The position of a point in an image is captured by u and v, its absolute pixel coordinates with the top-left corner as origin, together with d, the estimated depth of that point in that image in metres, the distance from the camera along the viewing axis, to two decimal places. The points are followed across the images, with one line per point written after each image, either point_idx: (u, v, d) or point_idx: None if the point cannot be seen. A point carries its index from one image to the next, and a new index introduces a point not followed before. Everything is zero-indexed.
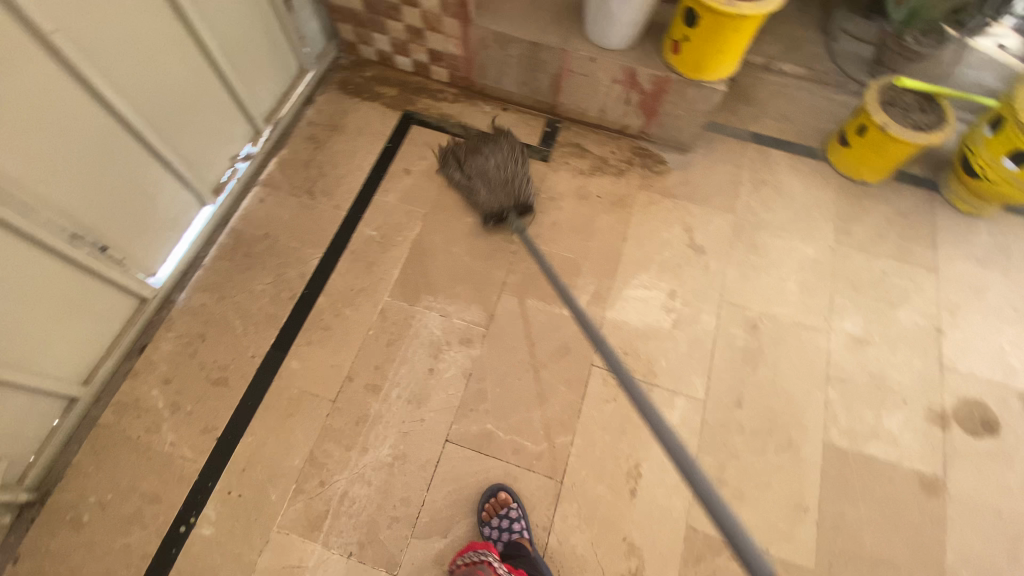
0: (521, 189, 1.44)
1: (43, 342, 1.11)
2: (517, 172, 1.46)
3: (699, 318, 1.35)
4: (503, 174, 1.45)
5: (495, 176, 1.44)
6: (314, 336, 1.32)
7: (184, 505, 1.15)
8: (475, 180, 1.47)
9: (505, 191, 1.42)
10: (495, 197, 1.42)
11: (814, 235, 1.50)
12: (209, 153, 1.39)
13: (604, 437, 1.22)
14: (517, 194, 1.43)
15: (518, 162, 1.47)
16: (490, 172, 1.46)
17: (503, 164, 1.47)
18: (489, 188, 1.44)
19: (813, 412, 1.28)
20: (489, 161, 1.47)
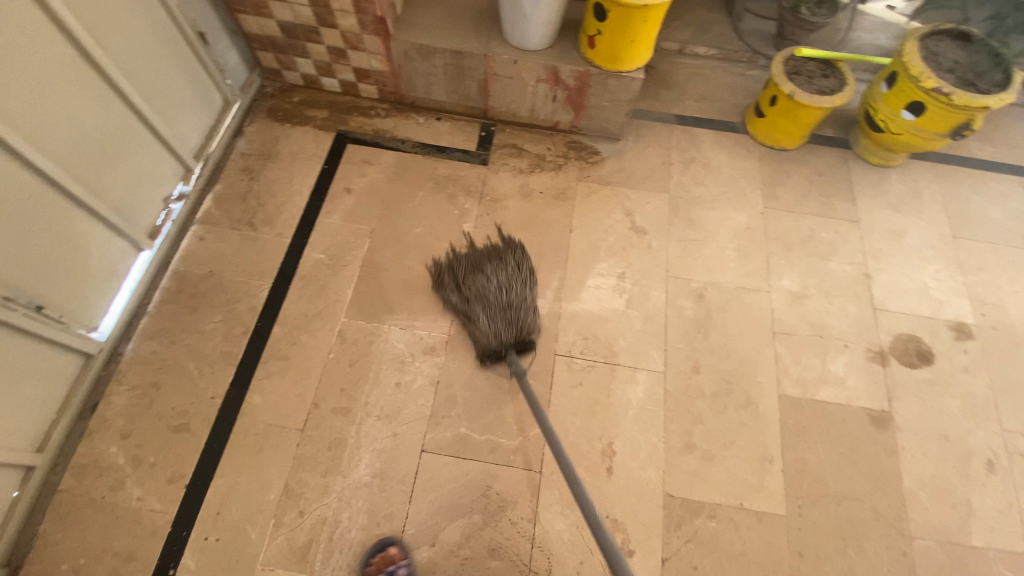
0: (524, 318, 1.29)
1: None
2: (522, 296, 1.31)
3: (650, 296, 1.41)
4: (506, 299, 1.29)
5: (496, 298, 1.29)
6: (274, 367, 1.30)
7: (161, 559, 1.11)
8: (474, 304, 1.30)
9: (507, 320, 1.27)
10: (495, 325, 1.26)
11: (745, 203, 1.59)
12: (138, 197, 1.35)
13: (576, 422, 1.25)
14: (521, 322, 1.28)
15: (524, 286, 1.33)
16: (490, 296, 1.30)
17: (505, 286, 1.32)
18: (490, 314, 1.28)
19: (766, 368, 1.35)
20: (490, 283, 1.32)
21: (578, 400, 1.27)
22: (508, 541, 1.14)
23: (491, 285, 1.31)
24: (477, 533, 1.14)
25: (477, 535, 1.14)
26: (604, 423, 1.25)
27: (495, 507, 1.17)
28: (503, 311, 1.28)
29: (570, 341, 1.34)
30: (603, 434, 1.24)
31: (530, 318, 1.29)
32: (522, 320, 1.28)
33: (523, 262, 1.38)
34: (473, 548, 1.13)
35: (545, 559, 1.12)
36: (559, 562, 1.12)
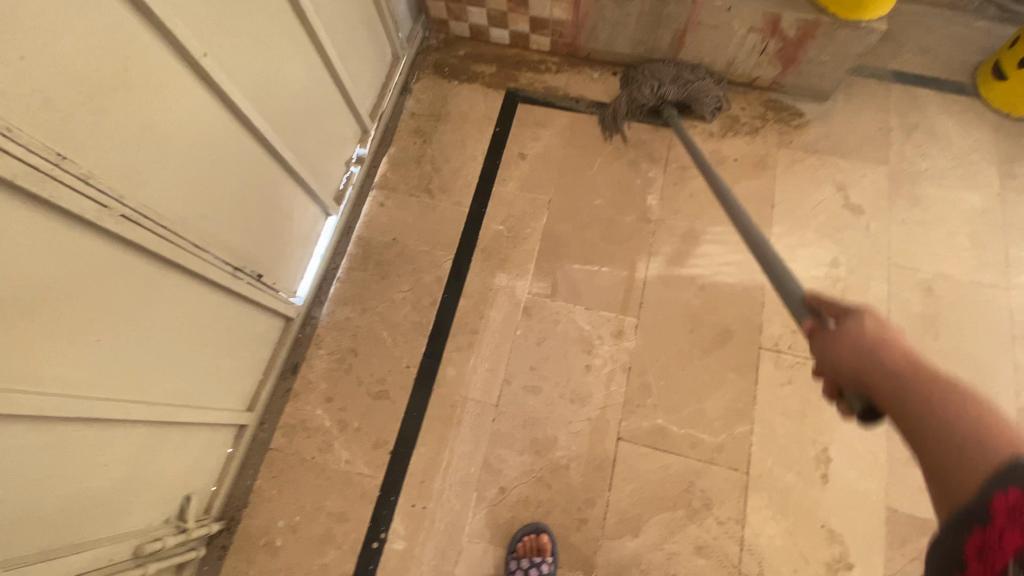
0: (694, 91, 1.40)
1: (211, 378, 1.10)
2: (694, 75, 1.41)
3: (867, 286, 1.27)
4: (678, 73, 1.42)
5: (670, 70, 1.42)
6: (464, 340, 1.29)
7: (373, 521, 1.16)
8: (647, 74, 1.44)
9: (677, 87, 1.39)
10: (665, 89, 1.39)
11: (980, 180, 1.36)
12: (328, 161, 1.32)
13: (785, 423, 1.16)
14: (691, 90, 1.40)
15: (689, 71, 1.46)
16: (661, 68, 1.43)
17: (679, 64, 1.43)
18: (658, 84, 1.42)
19: (1006, 378, 1.18)
20: (665, 60, 1.44)
21: (787, 398, 1.18)
22: (715, 540, 1.09)
23: (665, 63, 1.44)
24: (682, 529, 1.11)
25: (682, 530, 1.11)
26: (816, 426, 1.16)
27: (699, 505, 1.12)
28: (674, 79, 1.41)
29: (775, 334, 1.24)
30: (816, 437, 1.15)
31: (700, 88, 1.40)
32: (693, 89, 1.39)
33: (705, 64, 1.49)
34: (679, 544, 1.10)
35: (756, 563, 1.07)
36: (771, 568, 1.07)
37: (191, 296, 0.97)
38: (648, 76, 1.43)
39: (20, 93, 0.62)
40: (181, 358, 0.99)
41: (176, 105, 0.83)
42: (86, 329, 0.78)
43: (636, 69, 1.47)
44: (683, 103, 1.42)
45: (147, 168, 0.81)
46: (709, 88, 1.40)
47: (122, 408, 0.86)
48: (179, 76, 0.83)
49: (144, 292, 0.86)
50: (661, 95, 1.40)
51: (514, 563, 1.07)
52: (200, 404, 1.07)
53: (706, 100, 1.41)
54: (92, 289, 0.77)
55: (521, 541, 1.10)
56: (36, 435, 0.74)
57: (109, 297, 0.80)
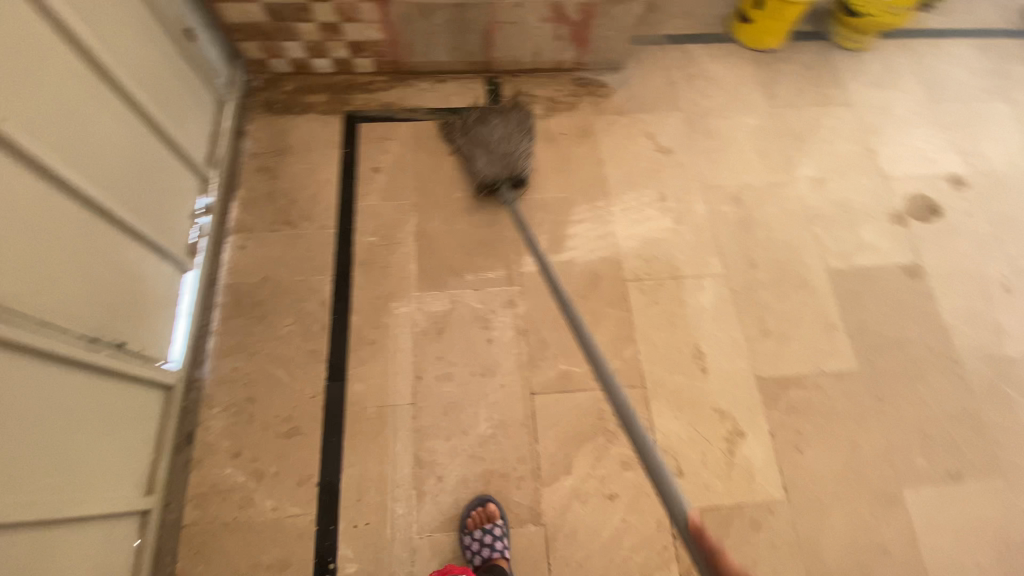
0: (521, 162, 1.46)
1: (91, 467, 0.98)
2: (519, 146, 1.49)
3: (693, 208, 1.51)
4: (504, 145, 1.48)
5: (499, 146, 1.48)
6: (365, 353, 1.30)
7: (317, 555, 1.13)
8: (477, 147, 1.49)
9: (503, 161, 1.44)
10: (493, 164, 1.44)
11: (751, 106, 1.68)
12: (171, 216, 1.27)
13: (662, 337, 1.34)
14: (516, 161, 1.45)
15: (523, 137, 1.51)
16: (489, 141, 1.49)
17: (506, 135, 1.50)
18: (488, 157, 1.46)
19: (808, 249, 1.47)
20: (493, 131, 1.51)
21: (658, 315, 1.36)
22: (636, 452, 1.22)
23: (492, 132, 1.51)
24: (606, 452, 1.22)
25: (606, 454, 1.22)
26: (686, 331, 1.35)
27: (614, 427, 1.24)
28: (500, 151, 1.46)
29: (635, 266, 1.42)
30: (689, 339, 1.34)
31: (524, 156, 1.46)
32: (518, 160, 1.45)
33: (530, 122, 1.57)
34: (607, 466, 1.21)
35: (673, 459, 1.22)
36: (684, 458, 1.22)
37: (44, 381, 0.89)
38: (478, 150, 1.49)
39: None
40: (53, 450, 0.90)
41: None
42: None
43: (467, 139, 1.52)
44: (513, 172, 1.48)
45: None
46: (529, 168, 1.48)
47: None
48: None
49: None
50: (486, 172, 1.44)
51: (469, 540, 1.09)
52: (85, 499, 0.96)
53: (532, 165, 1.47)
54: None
55: (469, 517, 1.14)
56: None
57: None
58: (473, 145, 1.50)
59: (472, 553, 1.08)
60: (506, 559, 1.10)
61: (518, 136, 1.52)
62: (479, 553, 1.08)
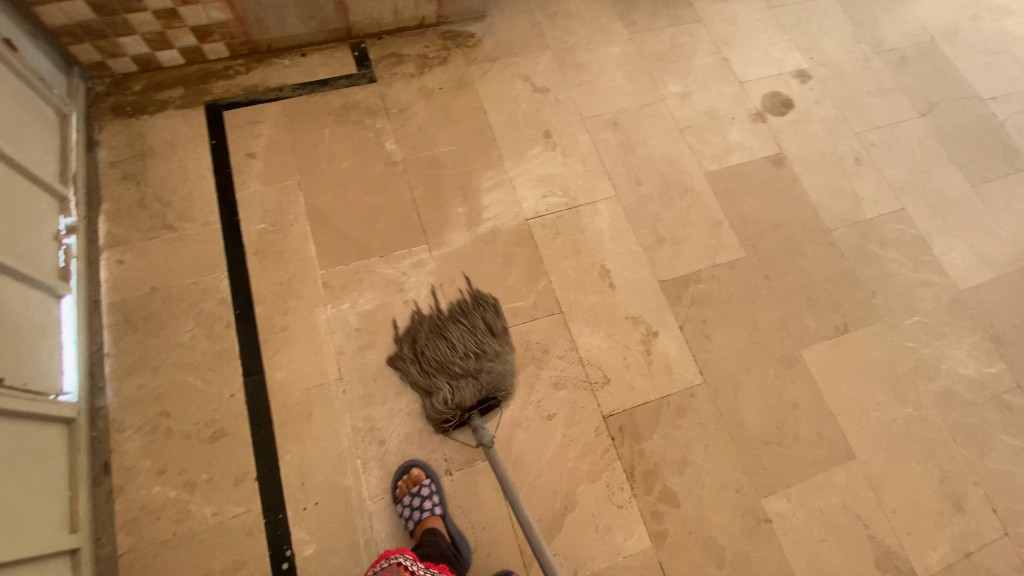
0: (495, 384, 1.20)
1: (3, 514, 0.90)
2: (491, 362, 1.23)
3: (577, 140, 1.57)
4: (471, 363, 1.21)
5: (464, 364, 1.21)
6: (280, 341, 1.27)
7: (271, 546, 1.10)
8: (439, 373, 1.21)
9: (473, 388, 1.18)
10: (463, 398, 1.17)
11: (613, 36, 1.76)
12: (32, 240, 1.16)
13: (570, 264, 1.40)
14: (487, 383, 1.20)
15: (492, 345, 1.26)
16: (448, 360, 1.22)
17: (470, 349, 1.24)
18: (456, 384, 1.19)
19: (686, 159, 1.58)
20: (454, 347, 1.24)
21: (562, 245, 1.42)
22: (564, 372, 1.29)
23: (453, 350, 1.23)
24: (537, 379, 1.27)
25: (537, 380, 1.27)
26: (590, 253, 1.42)
27: (540, 354, 1.30)
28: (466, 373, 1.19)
29: (533, 203, 1.47)
30: (594, 260, 1.41)
31: (497, 375, 1.21)
32: (490, 382, 1.20)
33: (496, 320, 1.31)
34: (540, 392, 1.26)
35: (598, 371, 1.29)
36: (609, 367, 1.30)
37: None
38: (438, 374, 1.21)
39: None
40: None
41: None
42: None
43: (423, 362, 1.24)
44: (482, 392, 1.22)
45: None
46: (506, 384, 1.22)
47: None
48: None
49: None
50: (456, 404, 1.17)
51: (401, 508, 1.11)
52: (6, 545, 0.88)
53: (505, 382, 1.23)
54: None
55: (397, 488, 1.15)
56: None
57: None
58: (432, 369, 1.22)
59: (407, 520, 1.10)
60: (439, 517, 1.11)
61: (484, 344, 1.26)
62: (413, 517, 1.09)
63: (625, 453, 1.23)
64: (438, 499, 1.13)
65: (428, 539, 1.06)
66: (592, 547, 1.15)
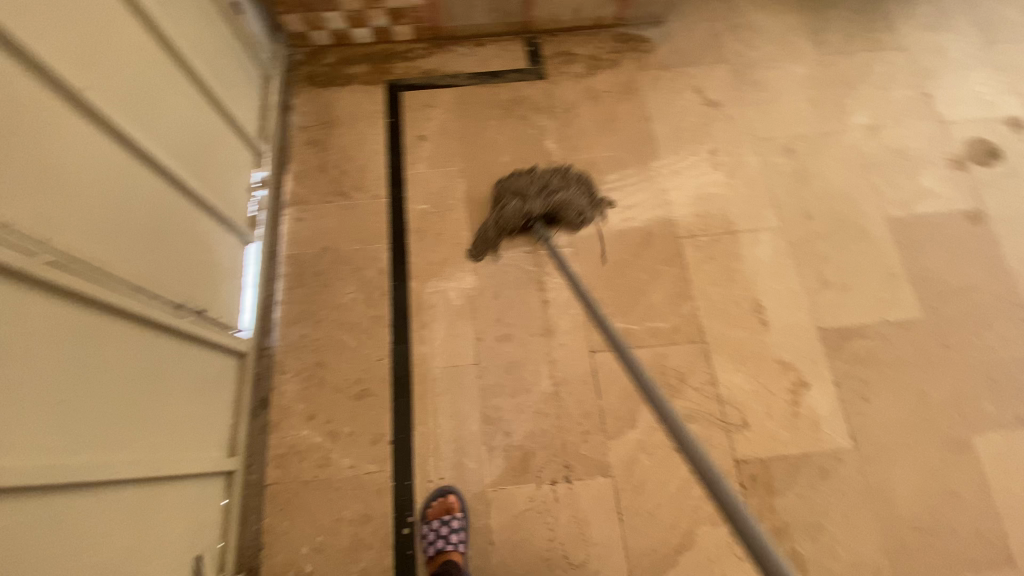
0: (563, 202, 1.34)
1: (182, 427, 1.04)
2: (561, 187, 1.36)
3: (746, 161, 1.48)
4: (544, 186, 1.36)
5: (535, 185, 1.35)
6: (426, 317, 1.34)
7: (396, 510, 1.17)
8: (514, 194, 1.36)
9: (542, 201, 1.32)
10: (532, 205, 1.32)
11: (798, 55, 1.64)
12: (233, 190, 1.30)
13: (721, 291, 1.33)
14: (556, 205, 1.33)
15: (565, 179, 1.38)
16: (525, 183, 1.37)
17: (546, 179, 1.37)
18: (528, 198, 1.33)
19: (865, 199, 1.45)
20: (533, 178, 1.37)
21: (715, 270, 1.36)
22: (700, 406, 1.23)
23: (532, 175, 1.38)
24: (671, 406, 1.23)
25: (670, 408, 1.23)
26: (745, 285, 1.34)
27: (677, 382, 1.25)
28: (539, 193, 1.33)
29: (689, 222, 1.41)
30: (748, 293, 1.33)
31: (566, 200, 1.34)
32: (558, 203, 1.33)
33: (576, 171, 1.44)
34: None
35: (737, 411, 1.23)
36: (748, 409, 1.23)
37: (144, 344, 0.93)
38: (514, 193, 1.36)
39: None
40: (152, 411, 0.95)
41: (70, 148, 0.81)
42: (30, 391, 0.71)
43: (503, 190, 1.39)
44: (550, 215, 1.35)
45: (51, 210, 0.76)
46: (573, 202, 1.34)
47: (92, 470, 0.79)
48: (67, 116, 0.81)
49: (72, 339, 0.78)
50: (526, 212, 1.31)
51: (426, 530, 1.12)
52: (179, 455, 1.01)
53: (573, 210, 1.34)
54: (22, 346, 0.70)
55: (429, 508, 1.15)
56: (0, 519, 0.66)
57: (40, 351, 0.73)
58: (506, 193, 1.37)
59: (428, 545, 1.10)
60: (459, 554, 1.10)
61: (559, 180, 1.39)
62: (435, 545, 1.10)
63: (754, 503, 1.17)
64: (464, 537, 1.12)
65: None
66: None
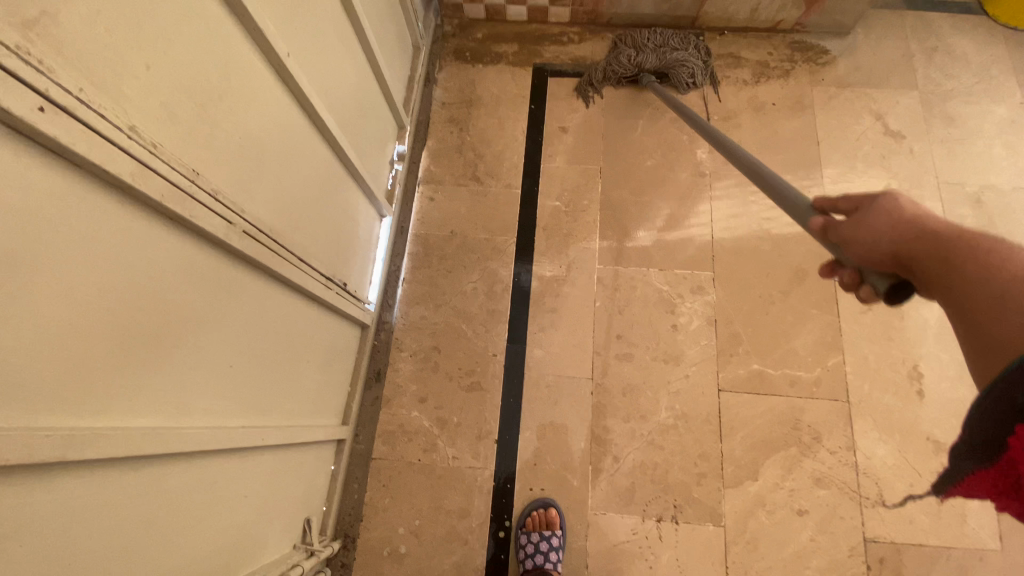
0: (675, 62, 1.42)
1: (311, 395, 1.05)
2: (678, 49, 1.44)
3: (923, 207, 1.31)
4: (661, 44, 1.45)
5: (653, 42, 1.45)
6: (545, 320, 1.29)
7: (494, 511, 1.16)
8: (631, 45, 1.46)
9: (655, 56, 1.42)
10: (645, 58, 1.42)
11: (1005, 91, 1.42)
12: (378, 161, 1.29)
13: (873, 349, 1.20)
14: (670, 62, 1.42)
15: (684, 43, 1.46)
16: (645, 39, 1.47)
17: (665, 38, 1.46)
18: (643, 52, 1.44)
19: None
20: (652, 35, 1.47)
21: (870, 324, 1.22)
22: (831, 470, 1.13)
23: (653, 32, 1.47)
24: (798, 464, 1.13)
25: (798, 466, 1.13)
26: (903, 347, 1.20)
27: (809, 439, 1.15)
28: (655, 49, 1.43)
29: None
30: (906, 356, 1.19)
31: (680, 59, 1.42)
32: (671, 61, 1.42)
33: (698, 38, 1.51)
34: (798, 480, 1.12)
35: (874, 485, 1.11)
36: (888, 485, 1.11)
37: (295, 313, 0.94)
38: (632, 44, 1.47)
39: (143, 100, 0.56)
40: (292, 378, 0.97)
41: (267, 115, 0.80)
42: (211, 355, 0.72)
43: (622, 40, 1.49)
44: (660, 72, 1.45)
45: (246, 178, 0.76)
46: (686, 63, 1.42)
47: (246, 435, 0.81)
48: (269, 82, 0.80)
49: (247, 305, 0.79)
50: (638, 64, 1.43)
51: (523, 540, 1.09)
52: (306, 422, 1.03)
53: (684, 71, 1.43)
54: (209, 311, 0.71)
55: (528, 518, 1.13)
56: (173, 477, 0.68)
57: (223, 316, 0.74)
58: (623, 44, 1.47)
59: (524, 556, 1.08)
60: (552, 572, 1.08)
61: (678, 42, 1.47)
62: (531, 558, 1.07)
63: None
64: (559, 555, 1.09)
65: None
66: None
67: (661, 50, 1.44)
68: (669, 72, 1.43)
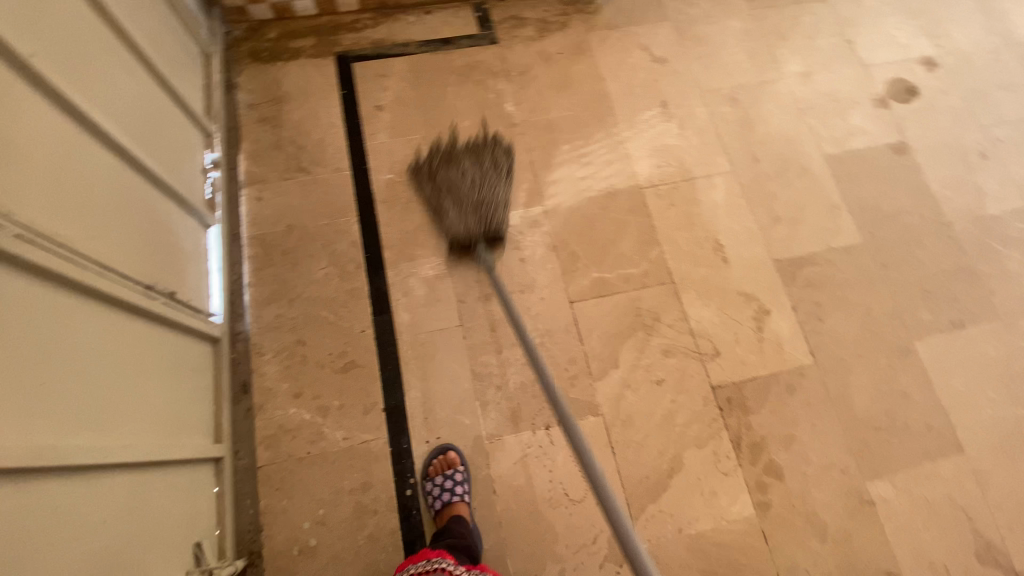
0: (495, 214, 1.33)
1: (166, 414, 0.99)
2: (494, 194, 1.36)
3: (695, 113, 1.56)
4: (476, 194, 1.35)
5: (469, 192, 1.35)
6: (404, 285, 1.34)
7: (397, 474, 1.18)
8: (447, 197, 1.36)
9: (476, 215, 1.32)
10: (466, 219, 1.32)
11: (733, 10, 1.73)
12: (187, 171, 1.24)
13: (683, 235, 1.41)
14: (490, 219, 1.32)
15: (496, 184, 1.38)
16: (466, 189, 1.36)
17: (478, 182, 1.37)
18: (462, 211, 1.34)
19: (805, 140, 1.56)
20: (464, 179, 1.38)
21: (676, 215, 1.43)
22: (675, 341, 1.31)
23: (465, 178, 1.38)
24: (649, 344, 1.30)
25: (648, 345, 1.30)
26: (704, 226, 1.43)
27: (652, 321, 1.32)
28: (474, 208, 1.33)
29: (650, 173, 1.48)
30: (709, 234, 1.42)
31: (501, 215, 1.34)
32: (495, 219, 1.33)
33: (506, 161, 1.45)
34: (651, 356, 1.29)
35: (709, 342, 1.31)
36: (719, 339, 1.32)
37: (117, 327, 0.89)
38: (451, 199, 1.36)
39: None
40: (135, 398, 0.91)
41: (23, 118, 0.75)
42: (11, 368, 0.66)
43: (436, 190, 1.38)
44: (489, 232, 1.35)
45: (11, 184, 0.71)
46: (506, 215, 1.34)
47: (85, 453, 0.75)
48: (17, 85, 0.75)
49: (44, 316, 0.73)
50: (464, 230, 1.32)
51: (430, 486, 1.13)
52: (167, 442, 0.97)
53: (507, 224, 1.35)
54: None
55: (430, 466, 1.17)
56: (1, 497, 0.62)
57: (15, 328, 0.68)
58: (441, 200, 1.36)
59: (435, 500, 1.12)
60: (464, 505, 1.13)
61: (491, 183, 1.39)
62: (441, 498, 1.11)
63: (732, 423, 1.25)
64: (467, 487, 1.15)
65: (457, 529, 1.07)
66: (695, 508, 1.19)
67: (479, 203, 1.35)
68: (495, 228, 1.33)
